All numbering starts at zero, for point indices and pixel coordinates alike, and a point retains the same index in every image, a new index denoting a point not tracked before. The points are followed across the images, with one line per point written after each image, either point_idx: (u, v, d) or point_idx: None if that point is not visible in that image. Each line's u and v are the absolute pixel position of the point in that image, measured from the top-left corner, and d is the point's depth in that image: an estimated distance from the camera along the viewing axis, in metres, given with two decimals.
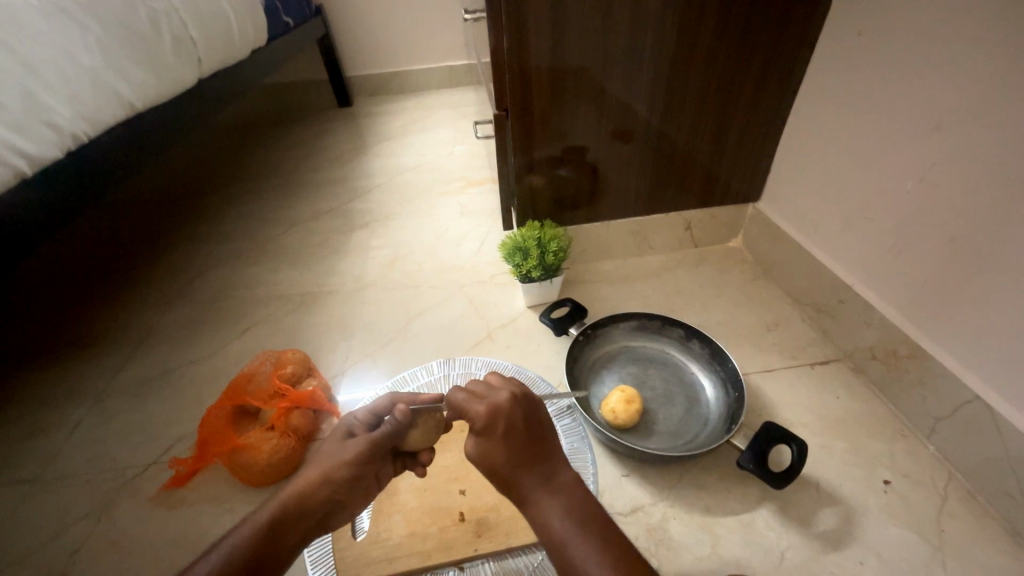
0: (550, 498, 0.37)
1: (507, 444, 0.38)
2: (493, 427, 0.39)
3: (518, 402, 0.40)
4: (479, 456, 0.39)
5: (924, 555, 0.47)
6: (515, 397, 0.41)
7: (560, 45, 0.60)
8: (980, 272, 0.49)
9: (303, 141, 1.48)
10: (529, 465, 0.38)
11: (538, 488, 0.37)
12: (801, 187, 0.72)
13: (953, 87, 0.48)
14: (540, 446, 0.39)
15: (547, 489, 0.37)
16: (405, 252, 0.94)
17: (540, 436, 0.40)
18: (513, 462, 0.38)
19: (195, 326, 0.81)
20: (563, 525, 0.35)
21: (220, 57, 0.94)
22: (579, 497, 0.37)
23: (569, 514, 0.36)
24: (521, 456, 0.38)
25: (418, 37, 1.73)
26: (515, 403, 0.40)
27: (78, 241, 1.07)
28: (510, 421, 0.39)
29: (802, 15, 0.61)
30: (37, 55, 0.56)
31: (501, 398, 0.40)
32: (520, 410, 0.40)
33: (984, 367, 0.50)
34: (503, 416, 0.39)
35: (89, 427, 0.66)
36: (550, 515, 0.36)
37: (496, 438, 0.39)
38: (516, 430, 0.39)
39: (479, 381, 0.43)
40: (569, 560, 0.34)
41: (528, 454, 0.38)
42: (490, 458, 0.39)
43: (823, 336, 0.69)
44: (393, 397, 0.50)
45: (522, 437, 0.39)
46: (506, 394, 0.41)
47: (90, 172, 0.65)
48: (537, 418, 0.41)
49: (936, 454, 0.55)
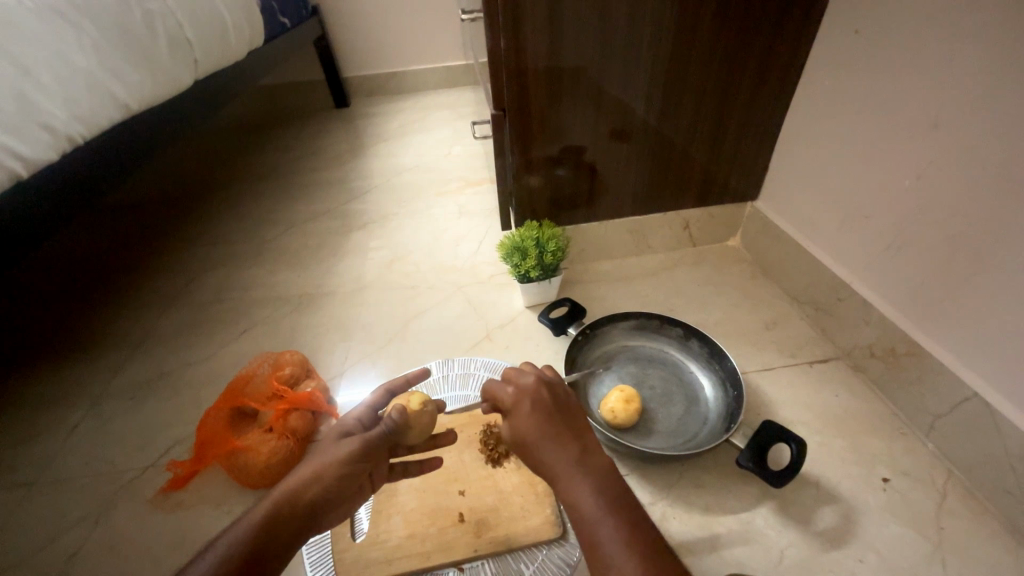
0: (579, 477, 0.37)
1: (536, 425, 0.39)
2: (520, 406, 0.40)
3: (545, 385, 0.42)
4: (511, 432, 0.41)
5: (923, 553, 0.47)
6: (544, 380, 0.42)
7: (558, 44, 0.60)
8: (979, 269, 0.49)
9: (299, 142, 1.48)
10: (559, 448, 0.38)
11: (566, 466, 0.37)
12: (799, 186, 0.72)
13: (951, 85, 0.48)
14: (570, 426, 0.39)
15: (577, 468, 0.37)
16: (403, 253, 0.93)
17: (568, 416, 0.40)
18: (541, 438, 0.38)
19: (193, 328, 0.81)
20: (591, 504, 0.35)
21: (216, 59, 0.94)
22: (609, 477, 0.37)
23: (599, 494, 0.36)
24: (550, 434, 0.38)
25: (417, 37, 1.73)
26: (542, 386, 0.41)
27: (75, 244, 1.06)
28: (538, 401, 0.40)
29: (798, 15, 0.61)
30: (30, 57, 0.55)
31: (528, 380, 0.42)
32: (548, 392, 0.41)
33: (983, 364, 0.50)
34: (531, 396, 0.41)
35: (85, 431, 0.66)
36: (579, 495, 0.36)
37: (525, 416, 0.40)
38: (542, 408, 0.40)
39: (510, 363, 0.45)
40: (596, 540, 0.34)
41: (557, 434, 0.38)
42: (521, 437, 0.40)
43: (822, 334, 0.69)
44: (387, 388, 0.50)
45: (551, 415, 0.40)
46: (532, 377, 0.42)
47: (86, 175, 0.65)
48: (565, 400, 0.42)
49: (934, 451, 0.55)
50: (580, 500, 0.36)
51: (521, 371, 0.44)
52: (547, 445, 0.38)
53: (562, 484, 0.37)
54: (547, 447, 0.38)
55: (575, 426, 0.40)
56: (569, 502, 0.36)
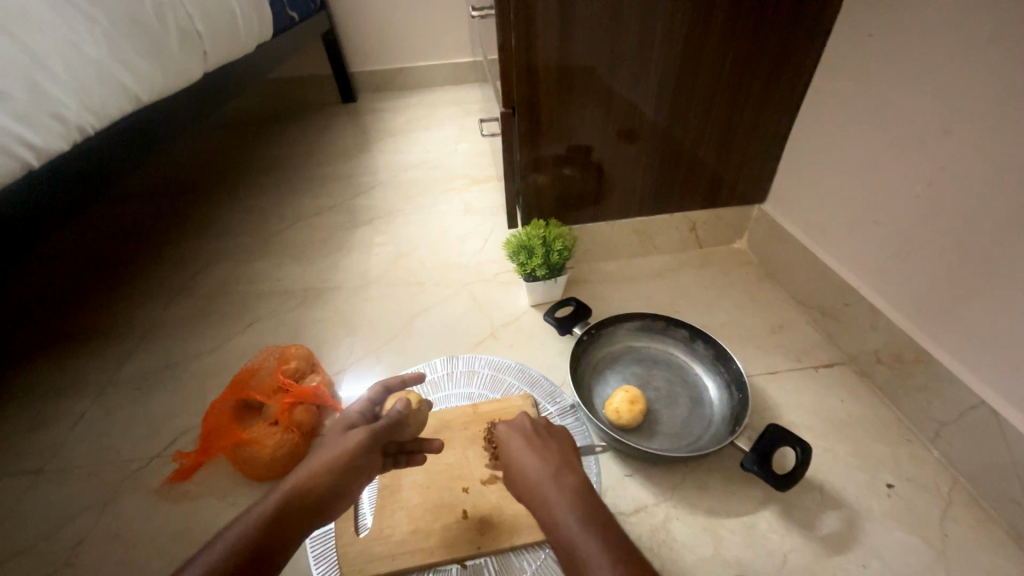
0: (556, 494, 0.38)
1: (516, 452, 0.43)
2: (504, 437, 0.45)
3: (528, 419, 0.47)
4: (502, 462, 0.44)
5: (925, 559, 0.47)
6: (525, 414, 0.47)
7: (568, 42, 0.59)
8: (990, 277, 0.48)
9: (307, 136, 1.48)
10: (537, 471, 0.40)
11: (545, 484, 0.39)
12: (808, 190, 0.71)
13: (964, 92, 0.48)
14: (550, 452, 0.42)
15: (554, 485, 0.39)
16: (408, 249, 0.93)
17: (549, 442, 0.44)
18: (524, 460, 0.42)
19: (199, 320, 0.81)
20: (569, 520, 0.36)
21: (226, 51, 0.94)
22: (586, 496, 0.38)
23: (576, 509, 0.37)
24: (529, 459, 0.42)
25: (425, 32, 1.72)
26: (524, 419, 0.46)
27: (81, 234, 1.07)
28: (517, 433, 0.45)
29: (813, 15, 0.60)
30: (44, 46, 0.55)
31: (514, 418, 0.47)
32: (529, 424, 0.46)
33: (991, 371, 0.50)
34: (512, 430, 0.45)
35: (92, 420, 0.66)
36: (556, 511, 0.37)
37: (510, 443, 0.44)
38: (522, 438, 0.44)
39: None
40: (575, 557, 0.34)
41: (537, 457, 0.42)
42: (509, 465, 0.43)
43: (828, 338, 0.69)
44: (384, 385, 0.51)
45: (530, 443, 0.43)
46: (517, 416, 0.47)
47: (95, 166, 0.65)
48: (545, 431, 0.45)
49: (940, 458, 0.55)
50: (559, 518, 0.37)
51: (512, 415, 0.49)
52: (528, 466, 0.41)
53: (544, 505, 0.38)
54: (528, 469, 0.41)
55: (556, 451, 0.43)
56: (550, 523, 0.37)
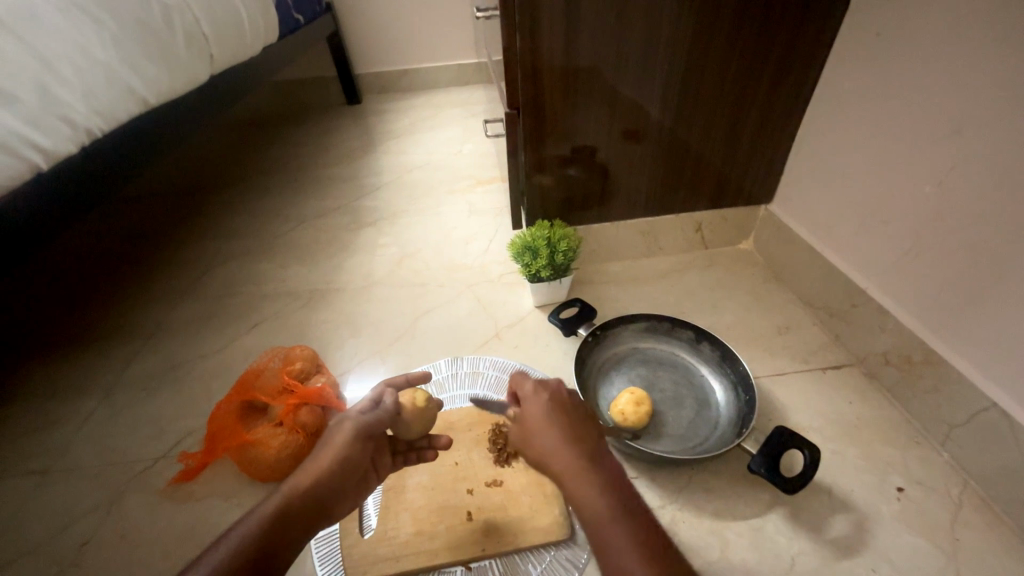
0: (585, 476, 0.36)
1: (544, 423, 0.40)
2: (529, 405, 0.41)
3: (552, 388, 0.43)
4: (521, 430, 0.41)
5: (936, 563, 0.46)
6: (546, 383, 0.44)
7: (574, 42, 0.59)
8: (1000, 278, 0.48)
9: (312, 138, 1.49)
10: (567, 448, 0.38)
11: (572, 463, 0.37)
12: (814, 190, 0.71)
13: (973, 91, 0.48)
14: (573, 428, 0.39)
15: (582, 466, 0.36)
16: (412, 251, 0.93)
17: (575, 418, 0.41)
18: (551, 437, 0.39)
19: (204, 321, 0.81)
20: (602, 506, 0.34)
21: (232, 54, 0.95)
22: (617, 481, 0.36)
23: (607, 495, 0.35)
24: (558, 435, 0.39)
25: (429, 34, 1.73)
26: (548, 389, 0.43)
27: (88, 236, 1.07)
28: (544, 403, 0.41)
29: (820, 15, 0.60)
30: (53, 50, 0.56)
31: (536, 383, 0.43)
32: (554, 395, 0.42)
33: (1002, 373, 0.49)
34: (538, 398, 0.42)
35: (98, 421, 0.67)
36: (588, 494, 0.35)
37: (534, 413, 0.41)
38: (550, 410, 0.41)
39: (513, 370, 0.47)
40: (606, 546, 0.33)
41: (563, 431, 0.39)
42: (530, 436, 0.40)
43: (835, 340, 0.69)
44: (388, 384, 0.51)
45: (557, 417, 0.40)
46: (540, 381, 0.43)
47: (102, 168, 0.65)
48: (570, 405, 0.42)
49: (950, 461, 0.54)
50: (591, 502, 0.35)
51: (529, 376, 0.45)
52: (553, 441, 0.38)
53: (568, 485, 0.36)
54: (553, 444, 0.38)
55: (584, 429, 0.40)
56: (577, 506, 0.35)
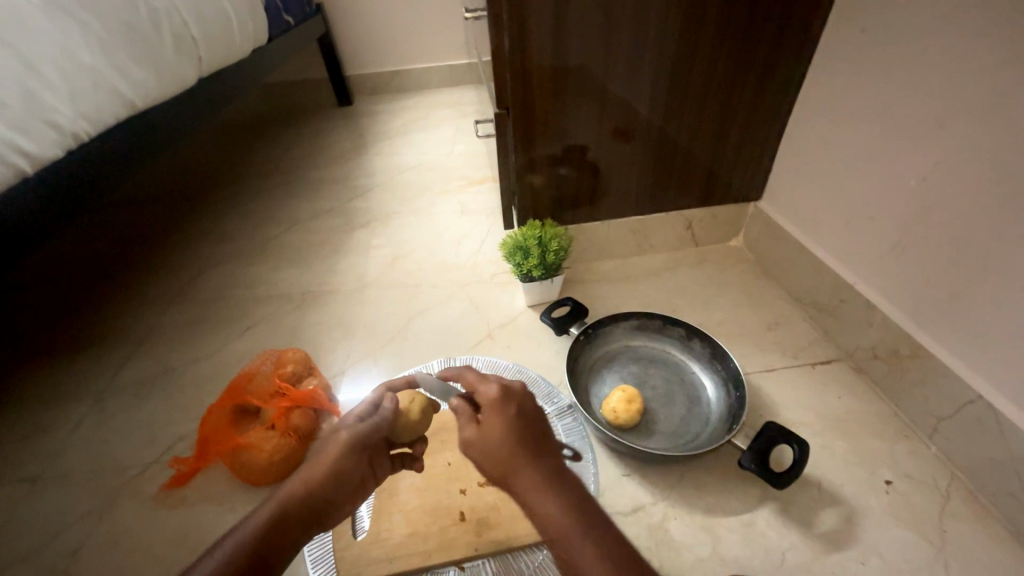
0: (552, 497, 0.34)
1: (502, 437, 0.37)
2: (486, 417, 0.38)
3: (509, 395, 0.39)
4: (480, 443, 0.37)
5: (924, 555, 0.47)
6: (508, 389, 0.40)
7: (562, 42, 0.59)
8: (985, 272, 0.48)
9: (303, 140, 1.48)
10: (526, 463, 0.36)
11: (539, 482, 0.35)
12: (802, 187, 0.71)
13: (957, 86, 0.48)
14: (535, 441, 0.37)
15: (549, 486, 0.35)
16: (405, 252, 0.93)
17: (535, 429, 0.38)
18: (515, 453, 0.36)
19: (196, 326, 0.81)
20: (563, 522, 0.33)
21: (221, 56, 0.94)
22: (577, 492, 0.35)
23: (566, 509, 0.34)
24: (516, 451, 0.36)
25: (420, 34, 1.72)
26: (505, 396, 0.39)
27: (77, 242, 1.06)
28: (502, 413, 0.38)
29: (805, 13, 0.60)
30: (38, 53, 0.55)
31: (493, 390, 0.40)
32: (512, 405, 0.39)
33: (988, 366, 0.49)
34: (496, 408, 0.38)
35: (89, 427, 0.66)
36: (546, 512, 0.34)
37: (496, 425, 0.37)
38: (508, 422, 0.38)
39: (471, 369, 0.43)
40: (569, 557, 0.33)
41: (520, 445, 0.36)
42: (488, 450, 0.37)
43: (824, 335, 0.69)
44: (387, 387, 0.50)
45: (516, 430, 0.37)
46: (496, 387, 0.40)
47: (91, 172, 0.65)
48: (528, 413, 0.39)
49: (938, 454, 0.55)
50: (551, 518, 0.34)
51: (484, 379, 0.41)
52: (518, 458, 0.36)
53: (534, 505, 0.34)
54: (517, 461, 0.36)
55: (544, 439, 0.38)
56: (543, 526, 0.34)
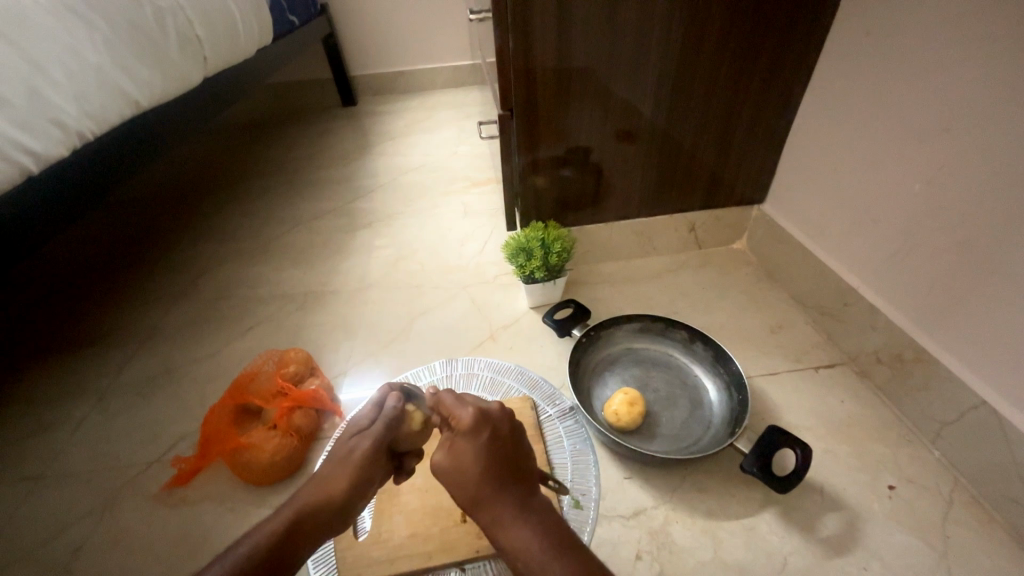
0: (520, 521, 0.37)
1: (474, 465, 0.39)
2: (458, 445, 0.40)
3: (483, 421, 0.41)
4: (448, 466, 0.39)
5: (926, 560, 0.47)
6: (484, 413, 0.41)
7: (567, 43, 0.59)
8: (991, 277, 0.48)
9: (307, 140, 1.48)
10: (499, 491, 0.38)
11: (506, 509, 0.37)
12: (806, 190, 0.71)
13: (963, 90, 0.48)
14: (507, 468, 0.39)
15: (516, 511, 0.37)
16: (408, 253, 0.93)
17: (508, 454, 0.40)
18: (484, 480, 0.38)
19: (199, 325, 0.81)
20: (534, 549, 0.36)
21: (226, 56, 0.94)
22: (547, 518, 0.38)
23: (538, 535, 0.36)
24: (487, 479, 0.38)
25: (424, 35, 1.73)
26: (480, 421, 0.41)
27: (81, 240, 1.07)
28: (475, 440, 0.40)
29: (809, 16, 0.60)
30: (43, 52, 0.56)
31: (465, 416, 0.41)
32: (484, 431, 0.40)
33: (992, 370, 0.49)
34: (468, 436, 0.40)
35: (92, 426, 0.66)
36: (518, 539, 0.36)
37: (466, 450, 0.39)
38: (481, 449, 0.39)
39: (446, 393, 0.43)
40: None
41: (492, 473, 0.39)
42: (462, 478, 0.39)
43: (828, 339, 0.69)
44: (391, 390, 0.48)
45: (487, 457, 0.39)
46: (469, 412, 0.41)
47: (95, 171, 0.65)
48: (501, 437, 0.41)
49: (941, 459, 0.54)
50: (523, 545, 0.36)
51: (459, 402, 0.42)
52: (485, 485, 0.38)
53: (499, 531, 0.37)
54: (485, 487, 0.38)
55: (516, 466, 0.40)
56: (508, 551, 0.36)
